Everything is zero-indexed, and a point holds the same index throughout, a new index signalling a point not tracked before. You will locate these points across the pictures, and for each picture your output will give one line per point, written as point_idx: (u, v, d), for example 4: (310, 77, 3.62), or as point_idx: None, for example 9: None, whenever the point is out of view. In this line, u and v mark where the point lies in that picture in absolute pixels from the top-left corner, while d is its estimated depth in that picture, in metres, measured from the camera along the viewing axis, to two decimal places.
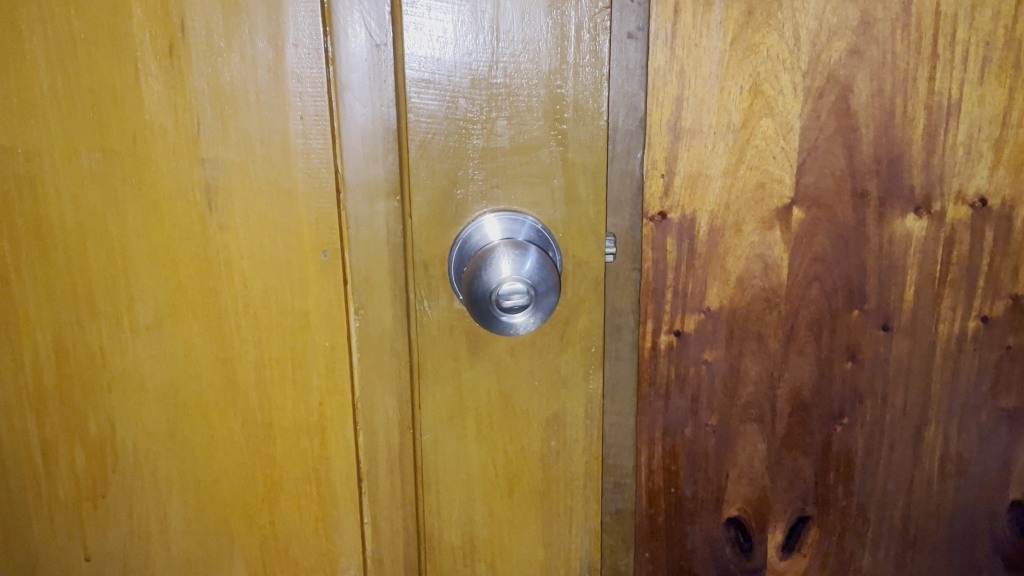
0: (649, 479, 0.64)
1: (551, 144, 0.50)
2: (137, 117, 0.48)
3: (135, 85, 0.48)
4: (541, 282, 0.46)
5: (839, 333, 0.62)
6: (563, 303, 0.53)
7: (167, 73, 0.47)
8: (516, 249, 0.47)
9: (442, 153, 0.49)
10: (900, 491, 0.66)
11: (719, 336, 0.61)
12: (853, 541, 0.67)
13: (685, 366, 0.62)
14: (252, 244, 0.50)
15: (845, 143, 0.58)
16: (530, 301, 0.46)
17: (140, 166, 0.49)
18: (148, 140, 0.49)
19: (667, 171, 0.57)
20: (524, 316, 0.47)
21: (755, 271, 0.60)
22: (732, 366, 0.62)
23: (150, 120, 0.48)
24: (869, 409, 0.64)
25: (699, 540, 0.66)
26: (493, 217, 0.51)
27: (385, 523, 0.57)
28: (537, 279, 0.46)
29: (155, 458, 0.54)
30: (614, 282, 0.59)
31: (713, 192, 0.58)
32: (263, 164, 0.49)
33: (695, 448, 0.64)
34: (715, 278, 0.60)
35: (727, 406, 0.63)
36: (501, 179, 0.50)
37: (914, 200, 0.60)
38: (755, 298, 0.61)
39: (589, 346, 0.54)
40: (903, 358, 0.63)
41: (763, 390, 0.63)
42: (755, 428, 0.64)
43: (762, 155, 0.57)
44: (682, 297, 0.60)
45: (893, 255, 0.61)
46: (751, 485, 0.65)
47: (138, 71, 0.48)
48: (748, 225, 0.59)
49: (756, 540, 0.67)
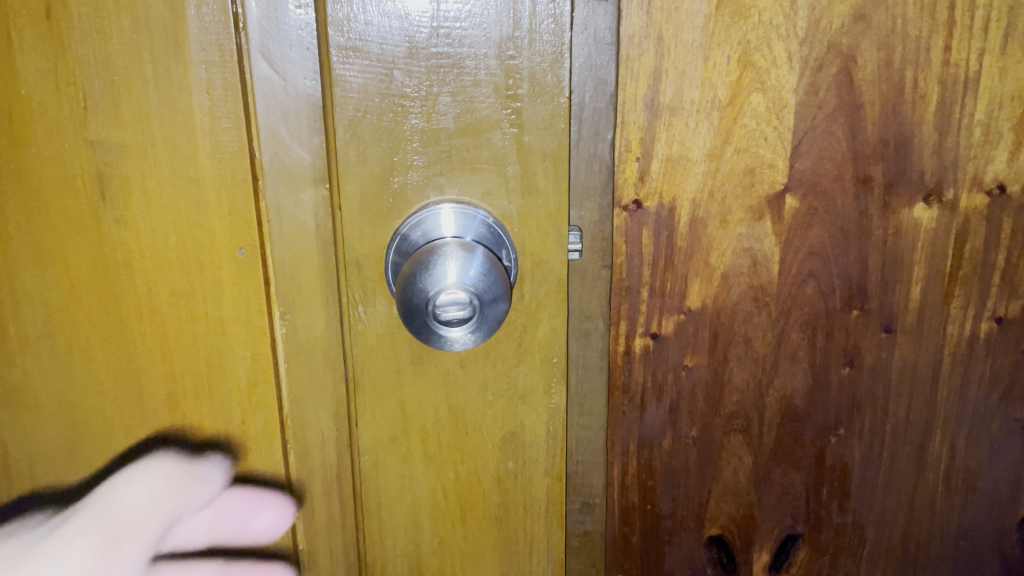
0: (622, 496, 0.58)
1: (504, 124, 0.42)
2: (14, 93, 0.41)
3: (9, 54, 0.41)
4: (488, 290, 0.40)
5: (836, 336, 0.56)
6: (520, 308, 0.46)
7: (45, 40, 0.40)
8: (461, 252, 0.40)
9: (375, 136, 0.42)
10: (900, 509, 0.60)
11: (701, 339, 0.55)
12: (847, 561, 0.61)
13: (663, 372, 0.55)
14: (154, 240, 0.43)
15: (846, 122, 0.51)
16: (473, 313, 0.39)
17: (19, 150, 0.42)
18: (27, 121, 0.42)
19: (643, 154, 0.50)
20: (466, 330, 0.40)
21: (742, 267, 0.53)
22: (715, 372, 0.55)
23: (29, 97, 0.41)
24: (868, 419, 0.58)
25: (677, 560, 0.60)
26: (439, 210, 0.43)
27: (323, 549, 0.51)
28: (482, 287, 0.40)
29: (56, 482, 0.49)
30: (578, 285, 0.52)
31: (695, 177, 0.51)
32: (164, 148, 0.42)
33: (674, 462, 0.57)
34: (698, 275, 0.53)
35: (709, 416, 0.56)
36: (446, 165, 0.43)
37: (924, 187, 0.53)
38: (743, 298, 0.54)
39: (550, 356, 0.47)
40: (907, 363, 0.56)
41: (751, 398, 0.56)
42: (741, 440, 0.57)
43: (752, 135, 0.50)
44: (660, 296, 0.53)
45: (898, 249, 0.54)
46: (736, 501, 0.59)
47: (11, 37, 0.40)
48: (735, 215, 0.52)
49: (740, 561, 0.61)
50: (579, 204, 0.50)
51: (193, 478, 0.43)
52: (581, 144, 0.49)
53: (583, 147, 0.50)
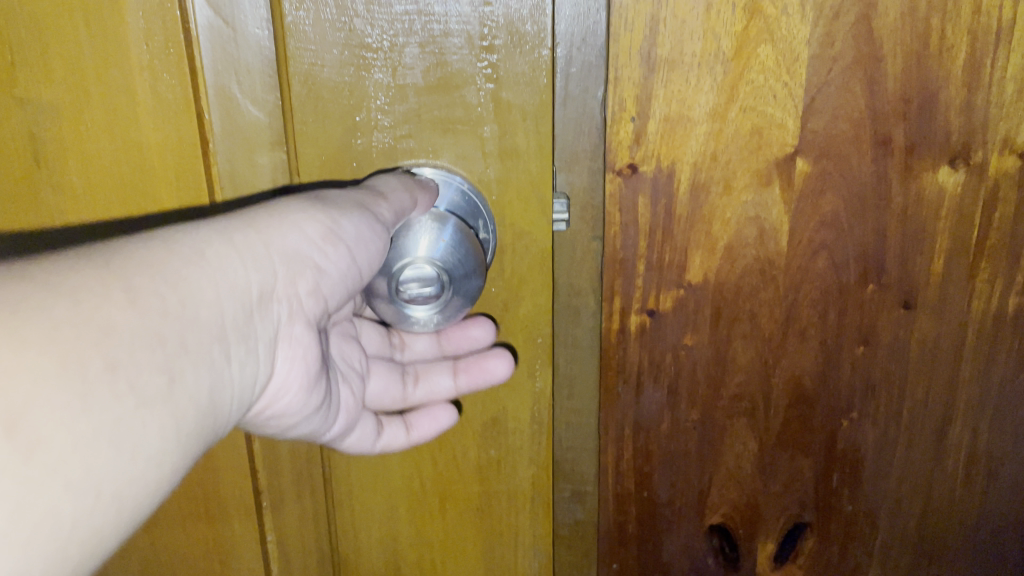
0: (617, 483, 0.54)
1: (479, 80, 0.38)
2: None
3: None
4: (459, 266, 0.38)
5: (850, 314, 0.51)
6: (500, 284, 0.43)
7: None
8: (437, 222, 0.38)
9: (335, 93, 0.38)
10: (916, 496, 0.56)
11: (703, 317, 0.51)
12: (858, 551, 0.58)
13: (661, 351, 0.51)
14: (95, 211, 0.41)
15: (865, 78, 0.46)
16: (441, 291, 0.38)
17: None
18: None
19: (639, 114, 0.45)
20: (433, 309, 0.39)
21: (747, 238, 0.49)
22: (718, 352, 0.51)
23: None
24: (883, 402, 0.53)
25: (676, 550, 0.57)
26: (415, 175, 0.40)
27: (292, 539, 0.48)
28: (452, 262, 0.38)
29: None
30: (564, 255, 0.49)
31: (696, 139, 0.46)
32: (103, 107, 0.39)
33: (673, 447, 0.53)
34: (699, 246, 0.49)
35: (711, 399, 0.52)
36: (415, 126, 0.39)
37: (950, 149, 0.48)
38: (748, 271, 0.50)
39: (533, 336, 0.44)
40: (927, 342, 0.52)
41: (756, 379, 0.52)
42: (745, 424, 0.53)
43: (759, 92, 0.46)
44: (657, 269, 0.49)
45: (920, 218, 0.49)
46: (739, 488, 0.55)
47: None
48: (740, 181, 0.48)
49: (743, 550, 0.57)
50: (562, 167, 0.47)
51: (420, 189, 0.38)
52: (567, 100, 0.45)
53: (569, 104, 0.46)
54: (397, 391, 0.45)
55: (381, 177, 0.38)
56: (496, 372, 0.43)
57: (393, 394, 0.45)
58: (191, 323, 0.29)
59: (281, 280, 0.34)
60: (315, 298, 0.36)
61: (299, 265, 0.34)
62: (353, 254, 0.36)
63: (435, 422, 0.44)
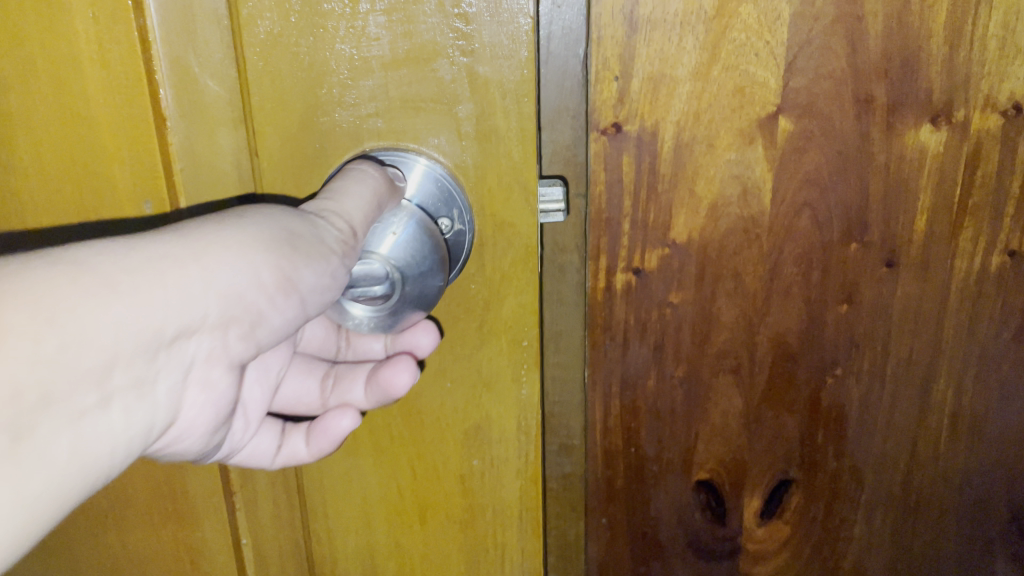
0: (604, 439, 0.56)
1: (450, 52, 0.37)
2: None
3: None
4: (412, 268, 0.37)
5: (833, 272, 0.52)
6: (480, 278, 0.41)
7: None
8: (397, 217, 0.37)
9: (296, 62, 0.37)
10: (901, 454, 0.57)
11: (687, 275, 0.51)
12: (844, 509, 0.58)
13: (647, 309, 0.52)
14: (46, 187, 0.39)
15: (847, 37, 0.46)
16: (389, 292, 0.37)
17: None
18: None
19: (623, 73, 0.46)
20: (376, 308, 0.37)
21: (731, 197, 0.50)
22: (703, 310, 0.52)
23: None
24: (867, 359, 0.54)
25: (664, 504, 0.58)
26: (413, 166, 0.39)
27: (265, 543, 0.47)
28: (405, 262, 0.36)
29: None
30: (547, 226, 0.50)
31: (680, 98, 0.47)
32: (52, 83, 0.37)
33: (659, 403, 0.55)
34: (683, 205, 0.50)
35: (697, 356, 0.53)
36: (384, 104, 0.38)
37: (932, 107, 0.48)
38: (732, 230, 0.50)
39: (521, 339, 0.43)
40: (910, 300, 0.53)
41: (740, 336, 0.53)
42: (730, 381, 0.54)
43: (742, 50, 0.46)
44: (642, 228, 0.50)
45: (903, 175, 0.50)
46: (726, 445, 0.56)
47: None
48: (723, 140, 0.48)
49: (730, 506, 0.58)
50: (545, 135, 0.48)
51: (390, 192, 0.36)
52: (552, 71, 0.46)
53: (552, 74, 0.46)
54: (313, 400, 0.42)
55: (353, 173, 0.35)
56: (420, 348, 0.40)
57: (309, 401, 0.42)
58: (66, 372, 0.23)
59: (206, 323, 0.28)
60: (245, 341, 0.30)
61: (233, 309, 0.29)
62: (302, 303, 0.31)
63: (328, 435, 0.40)
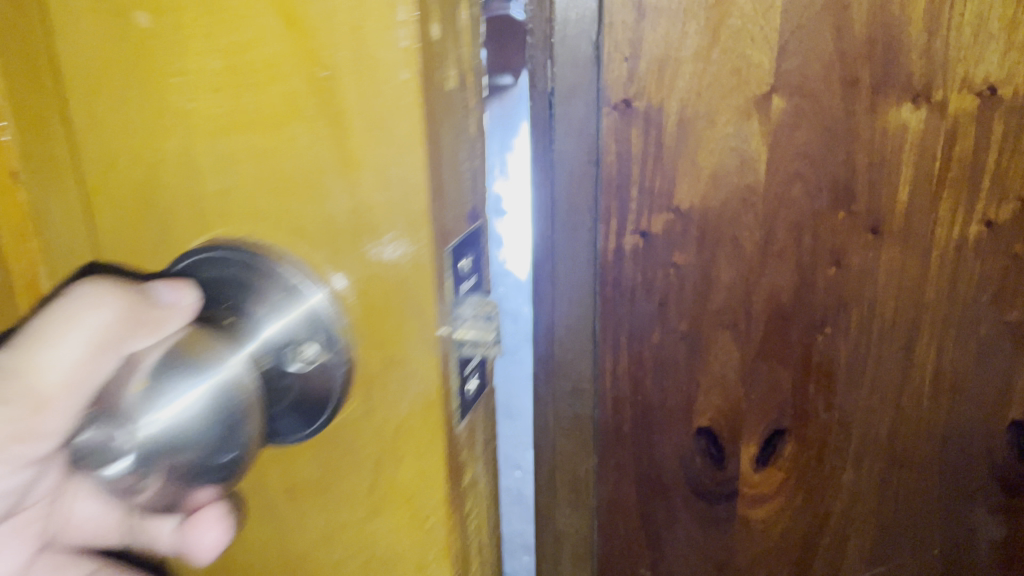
0: (613, 387, 0.62)
1: (304, 112, 0.23)
2: None
3: None
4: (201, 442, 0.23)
5: (823, 237, 0.57)
6: (357, 425, 0.26)
7: None
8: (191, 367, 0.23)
9: (116, 104, 0.25)
10: (886, 408, 0.62)
11: (689, 238, 0.57)
12: (834, 458, 0.64)
13: (653, 269, 0.58)
14: None
15: (834, 23, 0.52)
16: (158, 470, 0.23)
17: None
18: None
19: (631, 56, 0.53)
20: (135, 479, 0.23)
21: (729, 167, 0.56)
22: (703, 270, 0.58)
23: None
24: (855, 319, 0.60)
25: (669, 449, 0.64)
26: (294, 299, 0.25)
27: None
28: (195, 436, 0.23)
29: None
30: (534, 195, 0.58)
31: (683, 78, 0.53)
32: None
33: (663, 355, 0.61)
34: (685, 174, 0.56)
35: (697, 312, 0.59)
36: (233, 179, 0.25)
37: (913, 88, 0.53)
38: (730, 198, 0.56)
39: (425, 515, 0.26)
40: (894, 265, 0.58)
41: (737, 295, 0.59)
42: (728, 336, 0.60)
43: (738, 36, 0.52)
44: (649, 195, 0.56)
45: (886, 149, 0.55)
46: (724, 395, 0.62)
47: None
48: (722, 115, 0.54)
49: (728, 452, 0.64)
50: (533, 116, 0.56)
51: (136, 333, 0.22)
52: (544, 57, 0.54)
53: (548, 61, 0.54)
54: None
55: (74, 313, 0.22)
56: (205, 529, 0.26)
57: None
58: None
59: None
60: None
61: None
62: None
63: None
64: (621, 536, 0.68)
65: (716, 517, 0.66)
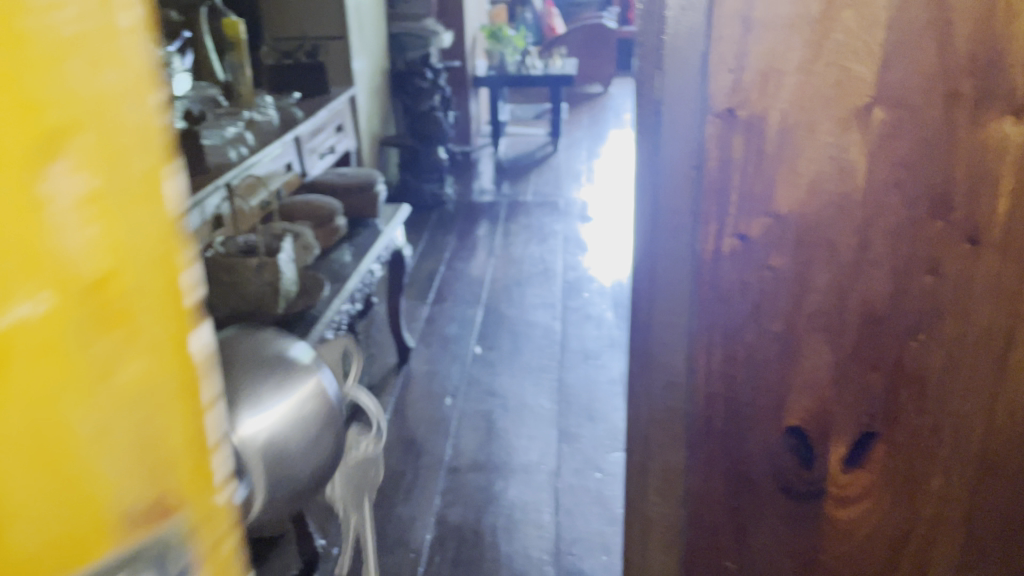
0: (706, 383, 0.65)
1: None
2: None
3: None
4: None
5: (920, 244, 0.59)
6: None
7: None
8: None
9: None
10: (979, 417, 0.63)
11: (786, 242, 0.60)
12: (923, 463, 0.65)
13: (749, 270, 0.61)
14: None
15: (938, 38, 0.53)
16: None
17: None
18: None
19: (737, 67, 0.56)
20: None
21: (829, 175, 0.58)
22: (799, 273, 0.61)
23: None
24: (949, 327, 0.61)
25: (758, 447, 0.66)
26: None
27: None
28: None
29: None
30: (643, 192, 0.62)
31: (787, 89, 0.56)
32: None
33: (756, 354, 0.63)
34: (785, 181, 0.58)
35: (792, 315, 0.62)
36: None
37: (1015, 103, 0.55)
38: (828, 205, 0.59)
39: None
40: (990, 276, 0.59)
41: (832, 300, 0.61)
42: (821, 338, 0.62)
43: (842, 50, 0.54)
44: (748, 200, 0.59)
45: (987, 161, 0.56)
46: (815, 395, 0.64)
47: None
48: (824, 125, 0.57)
49: (817, 452, 0.66)
50: (646, 124, 0.61)
51: None
52: (659, 66, 0.58)
53: (660, 70, 0.58)
54: None
55: None
56: None
57: None
58: None
59: None
60: None
61: None
62: None
63: None
64: (707, 526, 0.70)
65: (803, 514, 0.68)
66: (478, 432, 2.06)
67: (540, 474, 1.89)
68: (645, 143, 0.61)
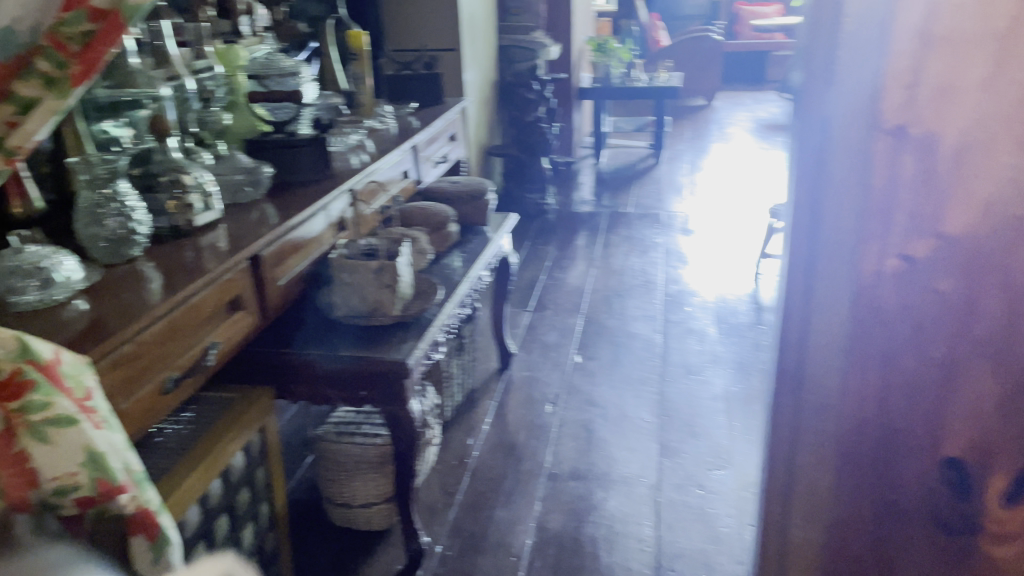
0: (859, 408, 0.70)
1: None
2: None
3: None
4: None
5: None
6: None
7: None
8: None
9: None
10: None
11: (956, 265, 0.63)
12: None
13: (913, 291, 0.65)
14: None
15: None
16: None
17: None
18: None
19: (911, 82, 0.59)
20: None
21: (1006, 194, 0.61)
22: (968, 298, 0.64)
23: None
24: None
25: (909, 472, 0.72)
26: None
27: None
28: None
29: None
30: (806, 177, 0.63)
31: (966, 104, 0.59)
32: None
33: (913, 383, 0.68)
34: (959, 200, 0.62)
35: (959, 341, 0.65)
36: None
37: None
38: (1005, 228, 0.61)
39: None
40: None
41: (999, 331, 0.64)
42: (986, 367, 0.66)
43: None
44: (915, 217, 0.63)
45: None
46: (974, 424, 0.68)
47: None
48: (1003, 143, 0.59)
49: (974, 479, 0.70)
50: (812, 93, 0.61)
51: None
52: (832, 49, 0.59)
53: (832, 54, 0.59)
54: None
55: None
56: None
57: None
58: None
59: None
60: None
61: None
62: None
63: None
64: (856, 540, 0.77)
65: (959, 530, 0.72)
66: (577, 442, 2.06)
67: (641, 487, 1.87)
68: (811, 118, 0.62)
